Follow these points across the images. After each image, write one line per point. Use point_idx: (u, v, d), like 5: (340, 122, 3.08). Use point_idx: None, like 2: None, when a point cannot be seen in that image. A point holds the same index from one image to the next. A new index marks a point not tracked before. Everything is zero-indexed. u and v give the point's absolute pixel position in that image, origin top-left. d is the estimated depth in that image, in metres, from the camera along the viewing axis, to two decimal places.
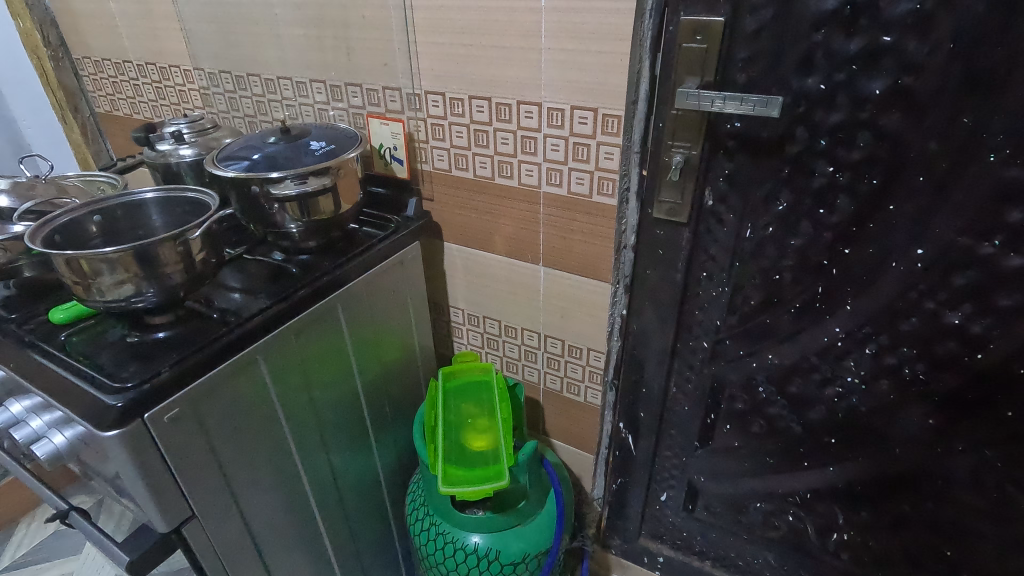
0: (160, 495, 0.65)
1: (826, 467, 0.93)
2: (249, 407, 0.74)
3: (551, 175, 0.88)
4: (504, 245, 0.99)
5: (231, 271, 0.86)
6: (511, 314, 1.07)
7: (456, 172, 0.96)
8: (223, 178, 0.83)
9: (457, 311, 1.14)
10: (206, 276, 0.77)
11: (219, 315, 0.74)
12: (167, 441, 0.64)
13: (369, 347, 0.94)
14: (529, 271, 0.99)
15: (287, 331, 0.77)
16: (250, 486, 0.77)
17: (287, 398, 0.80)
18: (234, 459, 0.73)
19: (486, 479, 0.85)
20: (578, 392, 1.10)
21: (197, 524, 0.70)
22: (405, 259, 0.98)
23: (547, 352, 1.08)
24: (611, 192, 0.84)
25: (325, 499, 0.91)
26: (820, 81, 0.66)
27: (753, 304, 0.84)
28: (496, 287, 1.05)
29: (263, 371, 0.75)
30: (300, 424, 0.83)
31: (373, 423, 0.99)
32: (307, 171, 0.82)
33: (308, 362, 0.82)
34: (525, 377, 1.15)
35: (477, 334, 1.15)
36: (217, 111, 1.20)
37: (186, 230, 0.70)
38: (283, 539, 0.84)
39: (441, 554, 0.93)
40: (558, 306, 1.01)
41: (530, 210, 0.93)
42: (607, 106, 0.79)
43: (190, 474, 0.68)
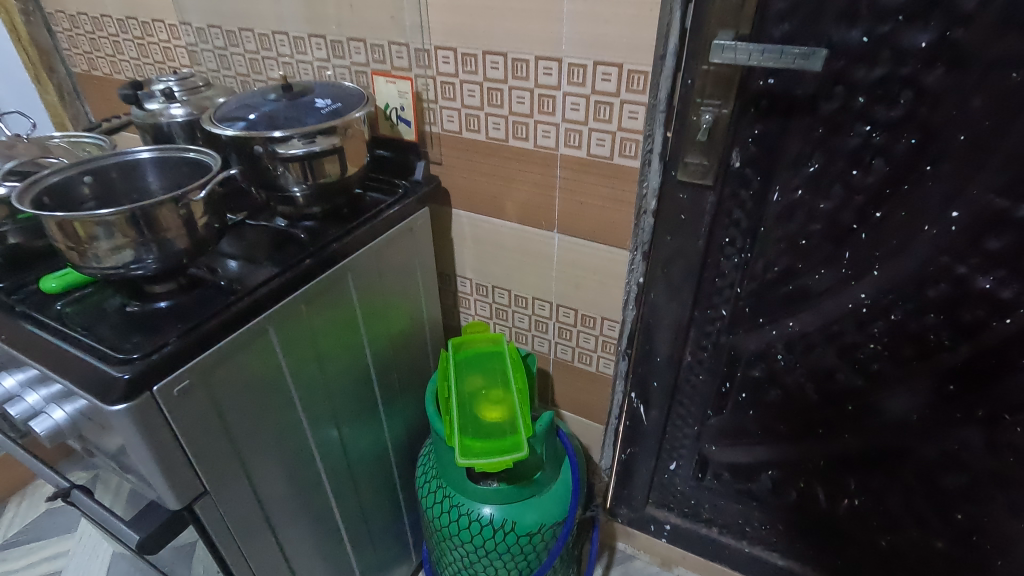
0: (171, 471, 0.61)
1: (841, 434, 0.93)
2: (260, 378, 0.70)
3: (570, 136, 0.84)
4: (517, 212, 0.96)
5: (233, 238, 0.82)
6: (522, 284, 1.04)
7: (467, 134, 0.92)
8: (223, 137, 0.77)
9: (464, 280, 1.10)
10: (209, 242, 0.72)
11: (225, 283, 0.70)
12: (177, 415, 0.60)
13: (378, 317, 0.91)
14: (542, 238, 0.96)
15: (297, 301, 0.73)
16: (262, 460, 0.73)
17: (298, 369, 0.76)
18: (246, 434, 0.70)
19: (505, 450, 0.82)
20: (590, 362, 1.08)
21: (210, 501, 0.67)
22: (414, 226, 0.94)
23: (559, 322, 1.05)
24: (634, 153, 0.81)
25: (335, 472, 0.89)
26: (863, 33, 0.62)
27: (776, 271, 0.82)
28: (507, 256, 1.02)
29: (276, 342, 0.72)
30: (310, 396, 0.80)
31: (382, 395, 0.96)
32: (313, 131, 0.77)
33: (318, 332, 0.78)
34: (535, 348, 1.12)
35: (485, 305, 1.11)
36: (206, 69, 1.13)
37: (188, 191, 0.66)
38: (295, 513, 0.82)
39: (457, 526, 0.91)
40: (572, 275, 0.98)
41: (546, 174, 0.89)
42: (633, 62, 0.75)
43: (200, 449, 0.64)
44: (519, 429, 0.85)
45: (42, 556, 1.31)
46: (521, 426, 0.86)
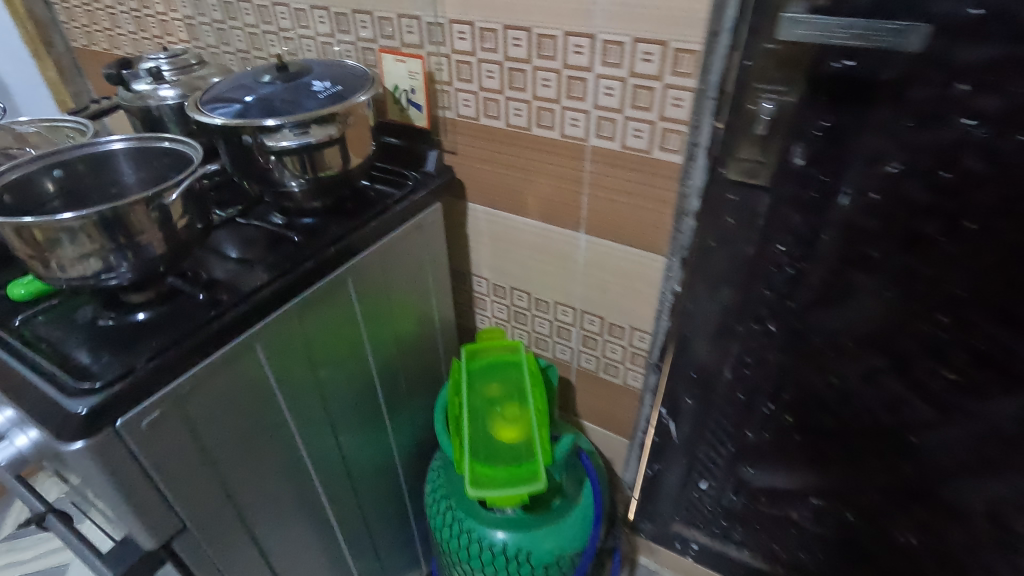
0: (144, 510, 0.55)
1: (899, 467, 0.82)
2: (246, 401, 0.63)
3: (602, 125, 0.73)
4: (539, 208, 0.86)
5: (223, 237, 0.74)
6: (543, 287, 0.94)
7: (485, 121, 0.82)
8: (210, 125, 0.68)
9: (480, 280, 1.01)
10: (191, 246, 0.64)
11: (206, 295, 0.62)
12: (147, 451, 0.53)
13: (384, 324, 0.82)
14: (567, 239, 0.86)
15: (288, 313, 0.65)
16: (250, 488, 0.66)
17: (291, 388, 0.68)
18: (232, 463, 0.63)
19: (521, 480, 0.74)
20: (616, 374, 0.98)
21: (191, 536, 0.60)
22: (425, 224, 0.85)
23: (583, 330, 0.96)
24: (676, 146, 0.70)
25: (337, 492, 0.82)
26: (974, 4, 0.50)
27: (837, 286, 0.71)
28: (528, 256, 0.92)
29: (265, 360, 0.64)
30: (306, 416, 0.72)
31: (388, 406, 0.89)
32: (308, 120, 0.67)
33: (314, 346, 0.70)
34: (555, 356, 1.02)
35: (503, 307, 1.02)
36: (205, 45, 1.04)
37: (158, 192, 0.57)
38: (293, 540, 0.75)
39: (467, 553, 0.84)
40: (599, 280, 0.88)
41: (573, 167, 0.79)
42: (680, 38, 0.63)
43: (177, 483, 0.57)
44: (537, 455, 0.76)
45: (50, 549, 1.29)
46: (539, 451, 0.77)
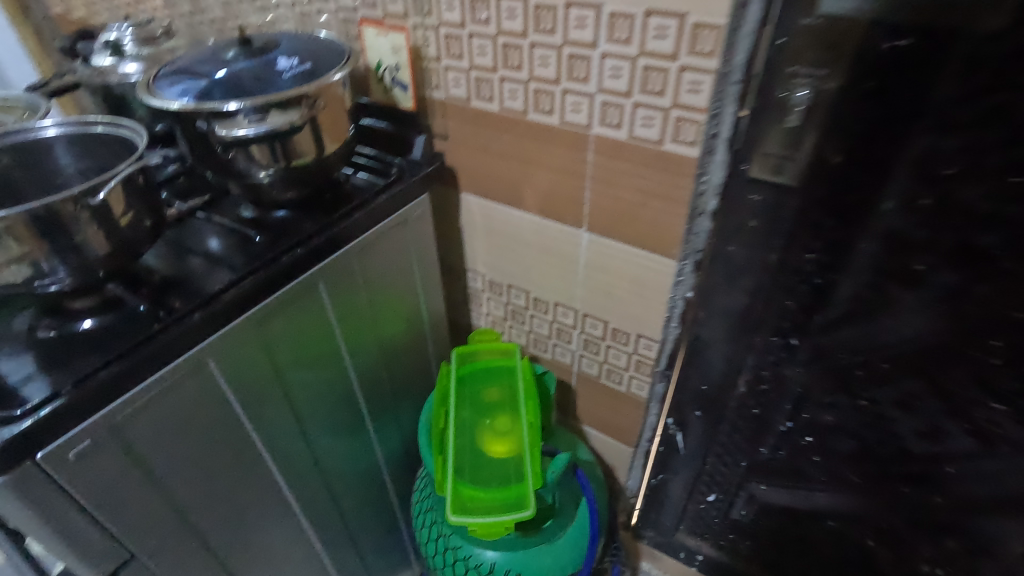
0: (81, 545, 0.50)
1: (930, 498, 0.74)
2: (201, 420, 0.57)
3: (607, 112, 0.64)
4: (537, 202, 0.77)
5: (186, 232, 0.67)
6: (543, 287, 0.87)
7: (477, 103, 0.73)
8: (158, 107, 0.60)
9: (476, 275, 0.94)
10: (141, 246, 0.58)
11: (149, 305, 0.55)
12: (79, 483, 0.48)
13: (365, 328, 0.76)
14: (568, 236, 0.78)
15: (248, 324, 0.59)
16: (213, 510, 0.61)
17: (256, 403, 0.62)
18: (188, 489, 0.58)
19: (507, 506, 0.68)
20: (619, 381, 0.91)
21: (141, 565, 0.56)
22: (410, 219, 0.77)
23: (584, 333, 0.88)
24: (692, 138, 0.61)
25: (316, 505, 0.77)
26: None
27: (872, 301, 0.62)
28: (525, 253, 0.84)
29: (222, 378, 0.58)
30: (276, 430, 0.66)
31: (372, 412, 0.83)
32: (264, 105, 0.59)
33: (282, 356, 0.64)
34: (555, 358, 0.95)
35: (500, 305, 0.95)
36: (182, 13, 0.95)
37: (85, 191, 0.50)
38: (266, 557, 0.71)
39: (454, 570, 0.79)
40: (603, 282, 0.80)
41: (574, 159, 0.70)
42: (700, 12, 0.53)
43: (119, 514, 0.52)
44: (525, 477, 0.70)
45: None
46: (527, 472, 0.71)
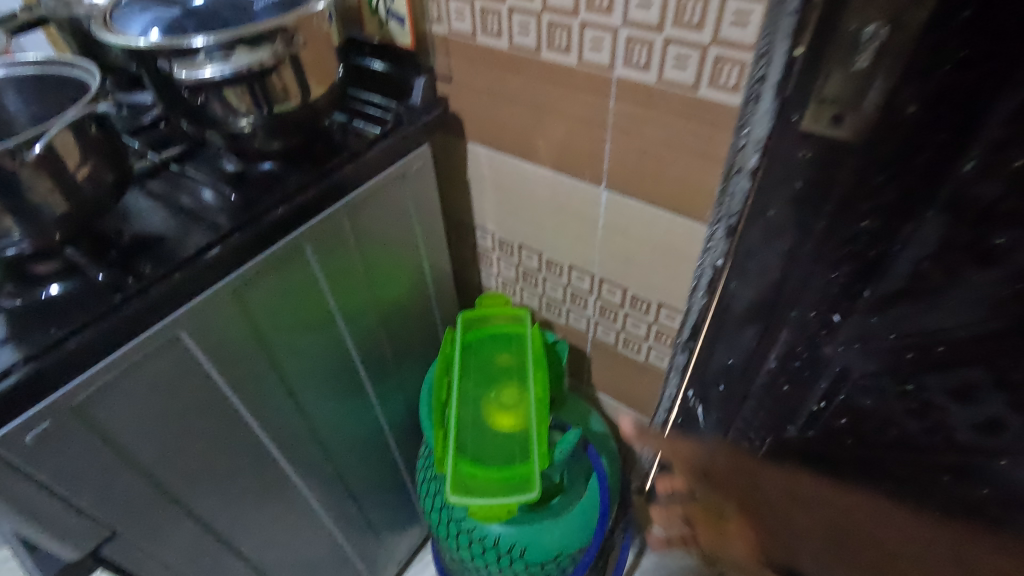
0: (52, 525, 0.47)
1: None
2: (179, 396, 0.53)
3: (632, 49, 0.55)
4: (551, 154, 0.69)
5: (161, 188, 0.61)
6: (556, 249, 0.80)
7: (483, 39, 0.64)
8: (112, 44, 0.53)
9: (485, 234, 0.87)
10: (106, 204, 0.52)
11: (109, 276, 0.50)
12: (41, 466, 0.45)
13: (361, 292, 0.70)
14: (585, 194, 0.70)
15: (224, 292, 0.54)
16: (200, 485, 0.58)
17: (240, 376, 0.58)
18: (168, 467, 0.54)
19: (510, 488, 0.65)
20: (637, 351, 0.85)
21: (123, 542, 0.53)
22: (408, 172, 0.70)
23: (601, 300, 0.81)
24: (732, 82, 0.52)
25: (315, 473, 0.74)
26: None
27: None
28: (538, 211, 0.77)
29: (197, 352, 0.53)
30: (265, 403, 0.62)
31: (372, 377, 0.79)
32: (228, 40, 0.51)
33: (267, 326, 0.59)
34: (569, 324, 0.89)
35: (510, 266, 0.88)
36: None
37: (20, 143, 0.43)
38: (262, 527, 0.69)
39: (457, 542, 0.77)
40: (623, 246, 0.72)
41: (593, 106, 0.61)
42: None
43: (92, 493, 0.49)
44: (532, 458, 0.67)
45: None
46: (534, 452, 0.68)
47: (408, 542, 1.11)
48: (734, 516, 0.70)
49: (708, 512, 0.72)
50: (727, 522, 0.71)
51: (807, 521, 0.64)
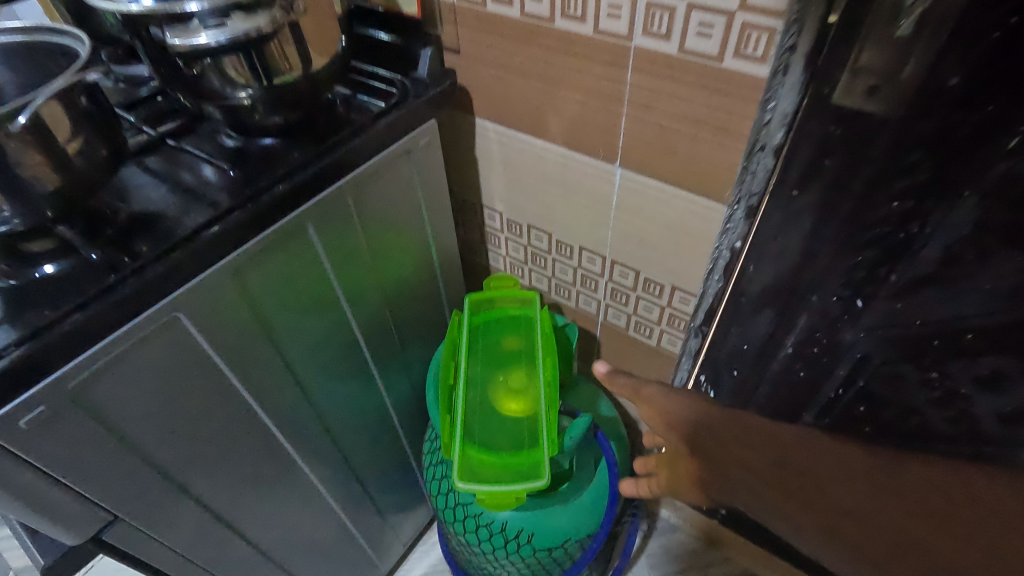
0: (51, 508, 0.47)
1: None
2: (179, 379, 0.52)
3: (653, 17, 0.52)
4: (563, 130, 0.66)
5: (159, 164, 0.59)
6: (567, 229, 0.77)
7: (493, 8, 0.61)
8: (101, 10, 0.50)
9: (493, 213, 0.84)
10: (100, 180, 0.50)
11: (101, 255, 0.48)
12: (37, 450, 0.44)
13: (366, 273, 0.69)
14: (598, 173, 0.67)
15: (224, 273, 0.52)
16: (202, 469, 0.57)
17: (242, 359, 0.57)
18: (169, 451, 0.53)
19: (520, 475, 0.65)
20: (648, 335, 0.83)
21: (126, 526, 0.53)
22: (414, 149, 0.67)
23: (612, 282, 0.79)
24: (760, 52, 0.48)
25: (319, 456, 0.73)
26: None
27: None
28: (548, 191, 0.74)
29: (197, 334, 0.52)
30: (268, 386, 0.61)
31: (377, 360, 0.77)
32: (226, 5, 0.48)
33: (269, 307, 0.58)
34: (578, 306, 0.87)
35: (518, 247, 0.86)
36: None
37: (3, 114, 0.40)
38: (266, 509, 0.68)
39: (464, 527, 0.76)
40: (637, 227, 0.70)
41: (609, 79, 0.58)
42: None
43: (92, 477, 0.48)
44: (542, 444, 0.67)
45: None
46: (543, 439, 0.67)
47: (414, 523, 1.11)
48: (683, 451, 0.52)
49: (670, 457, 0.57)
50: (679, 463, 0.54)
51: (755, 456, 0.47)
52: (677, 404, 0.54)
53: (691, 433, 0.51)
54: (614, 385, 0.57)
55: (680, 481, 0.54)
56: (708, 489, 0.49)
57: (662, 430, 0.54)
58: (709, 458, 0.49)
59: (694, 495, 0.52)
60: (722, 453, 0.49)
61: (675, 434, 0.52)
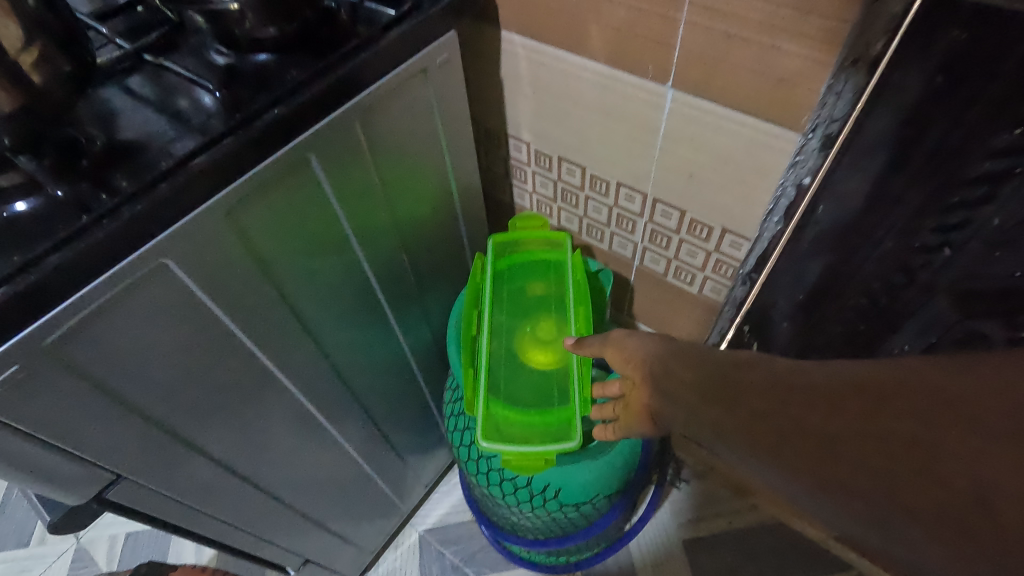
0: (40, 471, 0.43)
1: None
2: (173, 331, 0.47)
3: None
4: (606, 41, 0.57)
5: (142, 82, 0.51)
6: (604, 162, 0.69)
7: None
8: None
9: (520, 144, 0.75)
10: (66, 100, 0.43)
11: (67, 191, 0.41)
12: (14, 412, 0.40)
13: (378, 210, 0.62)
14: (646, 95, 0.58)
15: (216, 213, 0.45)
16: (206, 423, 0.53)
17: (245, 308, 0.51)
18: (168, 408, 0.49)
19: (546, 436, 0.61)
20: (689, 281, 0.75)
21: (131, 483, 0.50)
22: (431, 67, 0.59)
23: (652, 223, 0.71)
24: None
25: (334, 405, 0.69)
26: None
27: None
28: (584, 118, 0.65)
29: (187, 281, 0.46)
30: (274, 336, 0.56)
31: (393, 304, 0.72)
32: None
33: (270, 250, 0.52)
34: (611, 248, 0.80)
35: (547, 182, 0.78)
36: None
37: None
38: (279, 459, 0.66)
39: (488, 479, 0.73)
40: (687, 158, 0.61)
41: None
42: None
43: (84, 437, 0.44)
44: (571, 403, 0.63)
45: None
46: (573, 398, 0.63)
47: (435, 464, 1.10)
48: (636, 379, 0.49)
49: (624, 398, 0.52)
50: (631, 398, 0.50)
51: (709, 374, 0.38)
52: (642, 343, 0.50)
53: (640, 359, 0.49)
54: (586, 350, 0.59)
55: (632, 415, 0.50)
56: (658, 414, 0.45)
57: (622, 365, 0.52)
58: (652, 365, 0.47)
59: (648, 424, 0.48)
60: (668, 379, 0.44)
61: (631, 366, 0.50)
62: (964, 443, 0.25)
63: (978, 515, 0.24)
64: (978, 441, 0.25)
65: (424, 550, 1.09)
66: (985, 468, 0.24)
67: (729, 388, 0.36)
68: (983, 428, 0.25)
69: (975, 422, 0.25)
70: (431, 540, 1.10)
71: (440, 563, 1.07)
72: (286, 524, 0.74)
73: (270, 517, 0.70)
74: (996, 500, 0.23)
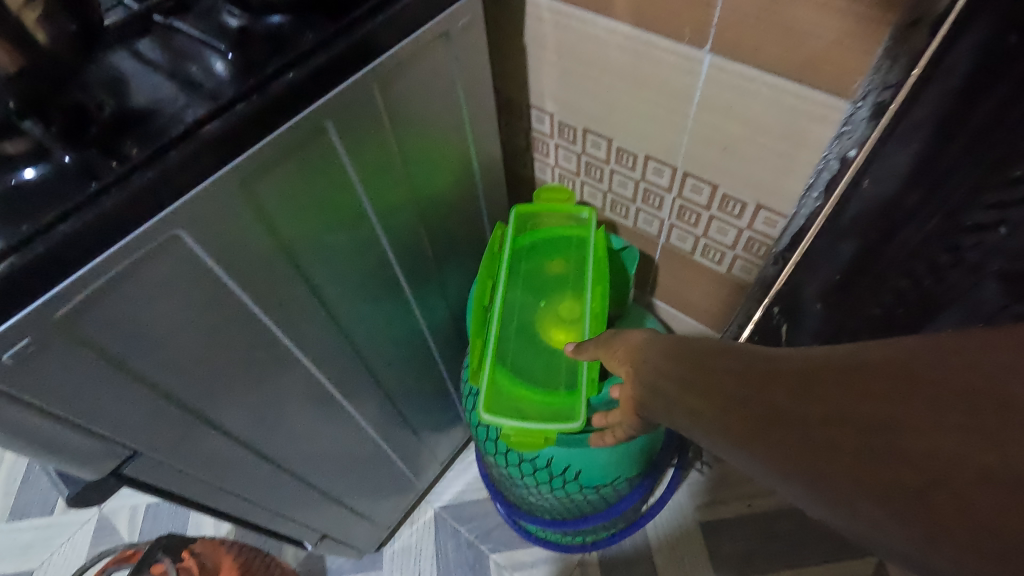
0: (56, 446, 0.43)
1: None
2: (187, 305, 0.45)
3: None
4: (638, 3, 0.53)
5: (151, 44, 0.48)
6: (631, 134, 0.65)
7: None
8: None
9: (543, 115, 0.72)
10: None
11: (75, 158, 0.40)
12: (28, 388, 0.39)
13: (397, 182, 0.60)
14: (681, 62, 0.55)
15: (229, 182, 0.43)
16: (222, 399, 0.53)
17: (260, 282, 0.50)
18: (183, 383, 0.48)
19: (553, 415, 0.61)
20: (717, 260, 0.73)
21: (148, 459, 0.49)
22: (453, 30, 0.56)
23: (680, 199, 0.68)
24: None
25: (350, 382, 0.68)
26: None
27: None
28: (612, 87, 0.62)
29: (201, 254, 0.44)
30: (290, 312, 0.55)
31: (411, 281, 0.70)
32: None
33: (285, 223, 0.50)
34: (635, 224, 0.77)
35: (571, 155, 0.75)
36: None
37: None
38: (294, 435, 0.65)
39: (507, 459, 0.72)
40: (722, 129, 0.58)
41: None
42: None
43: (99, 413, 0.43)
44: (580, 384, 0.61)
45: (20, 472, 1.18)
46: (582, 378, 0.62)
47: (451, 442, 1.09)
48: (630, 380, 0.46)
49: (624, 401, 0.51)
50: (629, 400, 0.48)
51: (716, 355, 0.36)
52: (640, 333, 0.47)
53: (635, 348, 0.47)
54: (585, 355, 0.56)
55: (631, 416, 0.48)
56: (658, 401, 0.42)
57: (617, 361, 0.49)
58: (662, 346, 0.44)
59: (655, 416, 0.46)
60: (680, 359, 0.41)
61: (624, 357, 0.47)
62: (929, 427, 0.21)
63: (952, 514, 0.20)
64: (956, 419, 0.21)
65: (439, 526, 1.09)
66: (955, 456, 0.20)
67: (709, 374, 0.34)
68: (964, 396, 0.21)
69: (957, 392, 0.21)
70: (446, 517, 1.10)
71: (456, 540, 1.07)
72: (302, 499, 0.74)
73: (286, 493, 0.70)
74: (963, 488, 0.20)
